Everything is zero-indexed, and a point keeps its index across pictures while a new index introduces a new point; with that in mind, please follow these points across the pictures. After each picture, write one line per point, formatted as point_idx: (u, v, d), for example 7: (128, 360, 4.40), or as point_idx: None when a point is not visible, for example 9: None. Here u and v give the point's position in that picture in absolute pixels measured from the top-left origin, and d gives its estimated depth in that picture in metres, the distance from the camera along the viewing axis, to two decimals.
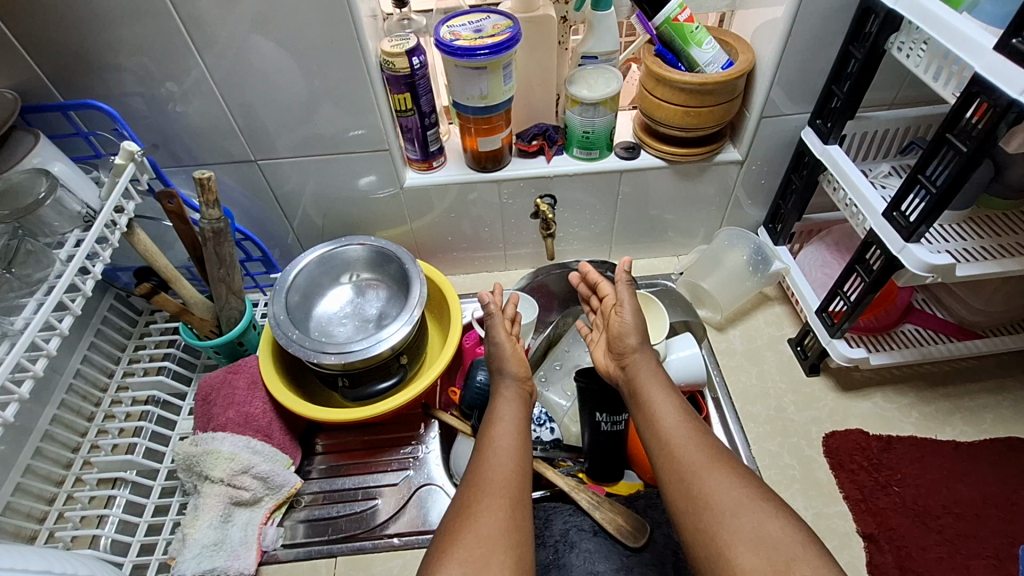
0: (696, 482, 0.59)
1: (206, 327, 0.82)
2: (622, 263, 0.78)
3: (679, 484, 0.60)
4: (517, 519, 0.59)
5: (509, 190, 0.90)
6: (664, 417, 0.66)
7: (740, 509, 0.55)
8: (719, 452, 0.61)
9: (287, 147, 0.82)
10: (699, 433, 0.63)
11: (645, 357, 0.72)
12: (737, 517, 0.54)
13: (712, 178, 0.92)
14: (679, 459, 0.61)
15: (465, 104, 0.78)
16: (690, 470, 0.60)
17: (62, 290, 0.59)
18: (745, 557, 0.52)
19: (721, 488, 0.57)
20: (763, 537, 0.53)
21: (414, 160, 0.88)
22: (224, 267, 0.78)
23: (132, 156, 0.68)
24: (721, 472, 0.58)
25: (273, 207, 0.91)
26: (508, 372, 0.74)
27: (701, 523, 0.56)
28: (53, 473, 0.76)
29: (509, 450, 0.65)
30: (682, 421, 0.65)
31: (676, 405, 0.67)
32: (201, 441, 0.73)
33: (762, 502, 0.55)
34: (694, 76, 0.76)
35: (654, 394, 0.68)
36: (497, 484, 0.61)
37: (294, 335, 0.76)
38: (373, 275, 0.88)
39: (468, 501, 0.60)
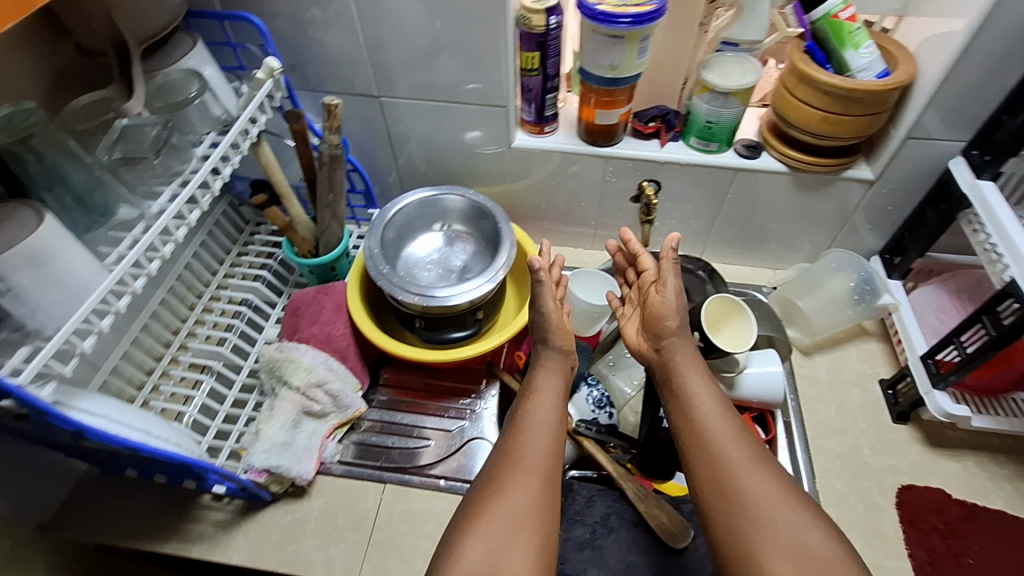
0: (732, 482, 0.56)
1: (305, 247, 0.87)
2: (668, 238, 0.69)
3: (712, 480, 0.58)
4: (546, 497, 0.59)
5: (615, 168, 0.88)
6: (703, 406, 0.63)
7: (778, 518, 0.53)
8: (762, 455, 0.58)
9: (409, 88, 0.84)
10: (740, 432, 0.60)
11: (684, 343, 0.67)
12: (773, 527, 0.52)
13: (833, 194, 0.85)
14: (715, 453, 0.59)
15: (592, 72, 0.76)
16: (727, 467, 0.57)
17: (195, 186, 0.64)
18: (776, 564, 0.51)
19: (760, 491, 0.55)
20: (800, 550, 0.51)
21: (527, 121, 0.87)
22: (333, 193, 0.81)
23: (272, 73, 0.72)
24: (762, 475, 0.56)
25: (383, 145, 0.94)
26: (553, 343, 0.71)
27: (734, 527, 0.54)
28: (154, 349, 0.84)
29: (545, 425, 0.65)
30: (724, 415, 0.62)
31: (716, 398, 0.63)
32: (285, 348, 0.78)
33: (806, 516, 0.53)
34: (843, 79, 0.70)
35: (695, 384, 0.64)
36: (530, 459, 0.61)
37: (384, 271, 0.79)
38: (466, 228, 0.89)
39: (499, 472, 0.60)
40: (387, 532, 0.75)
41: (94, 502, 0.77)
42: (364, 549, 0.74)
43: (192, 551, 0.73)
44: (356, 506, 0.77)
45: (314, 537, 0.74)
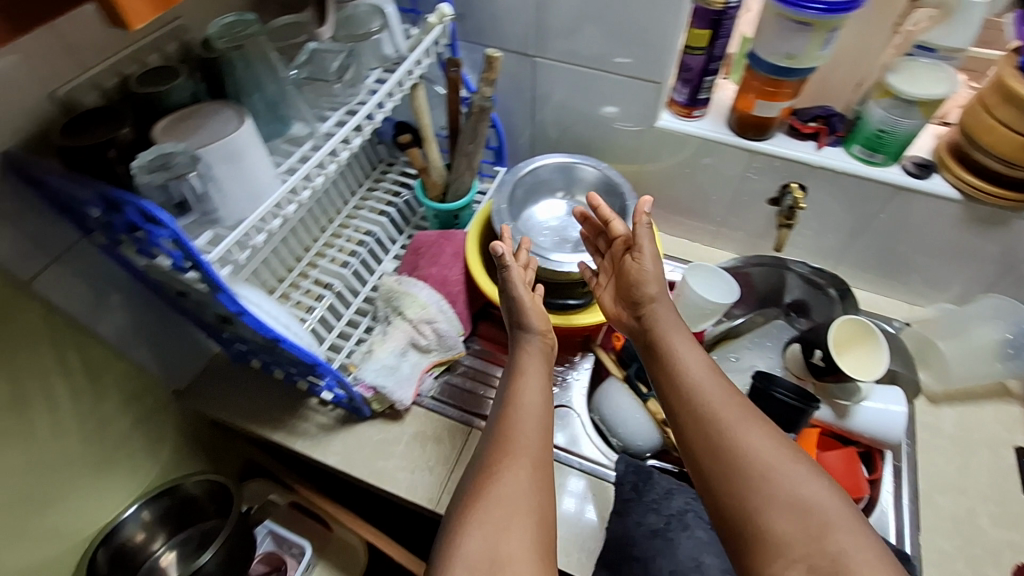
0: (725, 440, 0.57)
1: (435, 190, 0.90)
2: (644, 203, 0.73)
3: (704, 440, 0.58)
4: (540, 481, 0.59)
5: (760, 166, 0.83)
6: (689, 374, 0.63)
7: (776, 475, 0.53)
8: (757, 417, 0.58)
9: (565, 52, 0.84)
10: (731, 395, 0.60)
11: (663, 307, 0.70)
12: (772, 487, 0.53)
13: (1009, 234, 0.76)
14: (708, 415, 0.59)
15: (763, 58, 0.72)
16: (720, 429, 0.58)
17: (363, 115, 0.68)
18: (777, 519, 0.51)
19: (756, 450, 0.55)
20: (805, 506, 0.51)
21: (677, 102, 0.84)
22: (473, 143, 0.84)
23: (443, 19, 0.75)
24: (757, 434, 0.56)
25: (525, 106, 0.95)
26: (532, 326, 0.72)
27: (734, 489, 0.54)
28: (287, 260, 0.91)
29: (535, 407, 0.65)
30: (712, 380, 0.62)
31: (701, 365, 0.63)
32: (404, 282, 0.83)
33: (808, 475, 0.53)
34: None
35: (677, 344, 0.66)
36: (522, 444, 0.61)
37: (508, 227, 0.81)
38: (591, 201, 0.89)
39: (493, 460, 0.59)
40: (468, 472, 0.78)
41: (220, 383, 0.87)
42: (444, 481, 0.78)
43: (297, 444, 0.81)
44: (442, 441, 0.81)
45: (401, 460, 0.79)
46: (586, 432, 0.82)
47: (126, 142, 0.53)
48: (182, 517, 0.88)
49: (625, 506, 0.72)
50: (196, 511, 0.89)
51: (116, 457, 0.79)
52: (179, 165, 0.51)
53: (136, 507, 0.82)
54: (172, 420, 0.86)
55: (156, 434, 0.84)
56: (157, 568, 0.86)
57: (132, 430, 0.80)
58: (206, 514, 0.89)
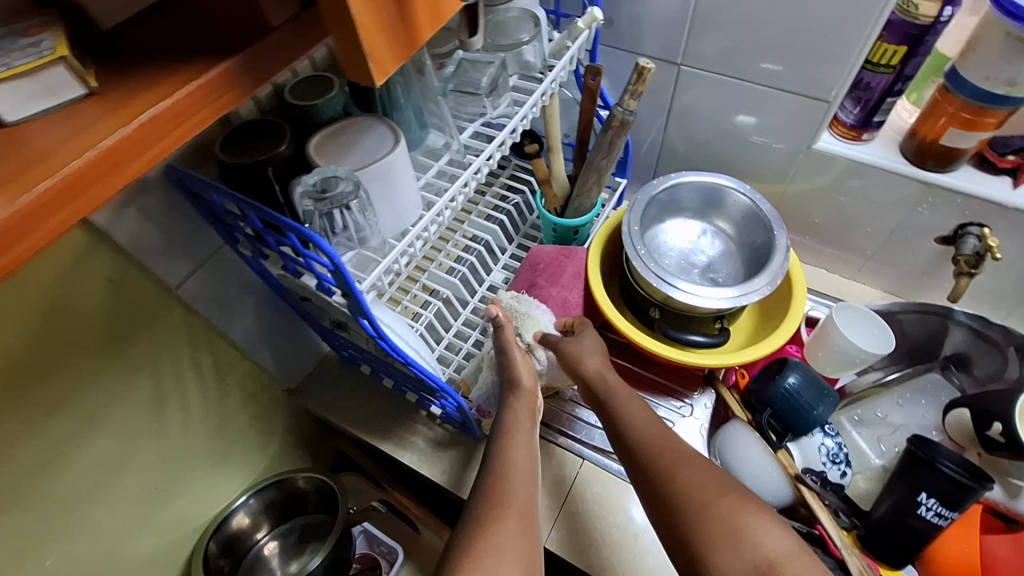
0: (670, 481, 0.56)
1: (555, 204, 0.86)
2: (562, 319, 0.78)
3: (651, 491, 0.58)
4: (526, 539, 0.55)
5: (935, 201, 0.73)
6: (633, 421, 0.63)
7: (711, 502, 0.54)
8: (692, 452, 0.59)
9: (719, 62, 0.76)
10: (671, 436, 0.61)
11: (606, 369, 0.70)
12: (705, 517, 0.53)
13: None
14: (647, 459, 0.59)
15: (967, 82, 0.63)
16: (659, 468, 0.58)
17: (510, 131, 0.63)
18: (721, 556, 0.51)
19: (689, 483, 0.56)
20: (739, 533, 0.51)
21: (843, 124, 0.75)
22: (607, 158, 0.77)
23: (592, 23, 0.68)
24: (693, 466, 0.57)
25: (658, 116, 0.88)
26: (522, 382, 0.70)
27: (677, 526, 0.54)
28: None
29: (524, 464, 0.62)
30: (653, 426, 0.62)
31: (643, 412, 0.64)
32: (522, 301, 0.78)
33: (742, 504, 0.53)
34: None
35: (621, 399, 0.66)
36: (501, 498, 0.58)
37: (641, 251, 0.75)
38: (731, 229, 0.82)
39: (483, 517, 0.55)
40: (579, 507, 0.75)
41: (329, 384, 0.87)
42: (555, 513, 0.75)
43: (406, 457, 0.80)
44: (555, 469, 0.78)
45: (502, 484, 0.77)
46: None
47: (283, 161, 0.51)
48: (285, 508, 0.90)
49: None
50: (298, 505, 0.91)
51: (233, 450, 0.81)
52: (340, 193, 0.48)
53: (245, 497, 0.84)
54: (282, 416, 0.88)
55: (268, 429, 0.86)
56: (261, 556, 0.89)
57: (248, 425, 0.82)
58: (308, 507, 0.91)
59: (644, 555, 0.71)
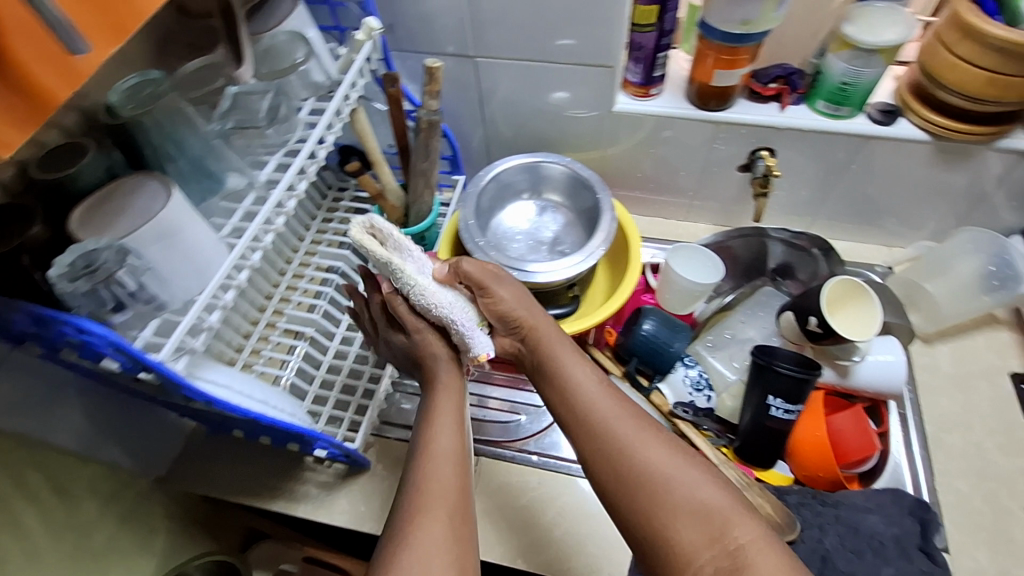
0: (624, 456, 0.56)
1: (396, 215, 0.84)
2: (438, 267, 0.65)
3: (606, 462, 0.57)
4: (462, 532, 0.53)
5: (725, 136, 0.81)
6: (587, 396, 0.61)
7: (673, 478, 0.53)
8: (649, 428, 0.58)
9: (507, 46, 0.79)
10: (627, 414, 0.59)
11: (545, 328, 0.66)
12: (668, 493, 0.52)
13: (974, 167, 0.76)
14: (607, 438, 0.57)
15: (714, 27, 0.68)
16: (618, 447, 0.56)
17: (306, 156, 0.61)
18: (682, 530, 0.51)
19: (652, 462, 0.55)
20: (704, 504, 0.51)
21: (632, 83, 0.80)
22: (428, 161, 0.78)
23: (372, 34, 0.69)
24: (654, 445, 0.56)
25: (472, 108, 0.89)
26: (439, 354, 0.64)
27: (637, 502, 0.54)
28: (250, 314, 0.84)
29: (453, 451, 0.59)
30: (597, 392, 0.61)
31: (596, 388, 0.62)
32: (382, 232, 0.58)
33: (706, 480, 0.53)
34: (1018, 33, 0.60)
35: (566, 364, 0.63)
36: (438, 492, 0.55)
37: (480, 243, 0.76)
38: (563, 200, 0.86)
39: (409, 515, 0.53)
40: (483, 504, 0.75)
41: (202, 458, 0.81)
42: None
43: (299, 509, 0.77)
44: None
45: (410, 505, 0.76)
46: None
47: (38, 244, 0.47)
48: None
49: None
50: None
51: (106, 562, 0.74)
52: (103, 264, 0.45)
53: None
54: (159, 506, 0.81)
55: (145, 525, 0.79)
56: None
57: (116, 529, 0.75)
58: None
59: (552, 528, 0.73)
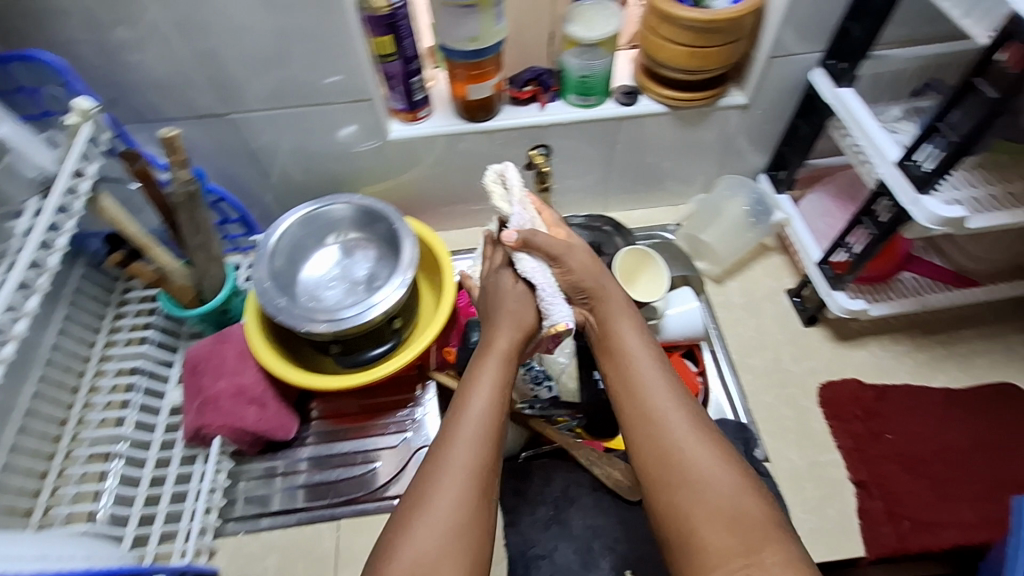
0: (676, 453, 0.53)
1: (188, 296, 0.78)
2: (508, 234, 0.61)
3: (652, 451, 0.54)
4: (484, 504, 0.52)
5: (500, 141, 0.85)
6: (640, 379, 0.58)
7: (708, 483, 0.51)
8: (696, 425, 0.55)
9: (257, 97, 0.76)
10: (674, 407, 0.56)
11: (619, 306, 0.62)
12: (704, 494, 0.51)
13: (713, 124, 0.86)
14: (658, 431, 0.55)
15: (452, 49, 0.70)
16: (659, 442, 0.54)
17: (23, 268, 0.54)
18: (714, 535, 0.49)
19: (694, 462, 0.52)
20: (731, 507, 0.50)
21: (398, 110, 0.81)
22: (202, 233, 0.73)
23: (86, 114, 0.62)
24: (699, 445, 0.53)
25: (247, 164, 0.85)
26: (502, 308, 0.62)
27: (672, 496, 0.52)
28: (42, 449, 0.72)
29: (487, 422, 0.56)
30: (653, 378, 0.58)
31: (654, 372, 0.59)
32: (504, 177, 0.64)
33: (744, 486, 0.51)
34: (701, 13, 0.69)
35: (635, 348, 0.60)
36: (465, 453, 0.54)
37: (281, 303, 0.74)
38: (362, 235, 0.84)
39: (428, 481, 0.52)
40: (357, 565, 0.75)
41: None
42: None
43: None
44: (315, 547, 0.76)
45: None
46: None
47: None
48: None
49: (514, 515, 0.75)
50: None
51: None
52: None
53: None
54: None
55: None
56: None
57: None
58: None
59: None
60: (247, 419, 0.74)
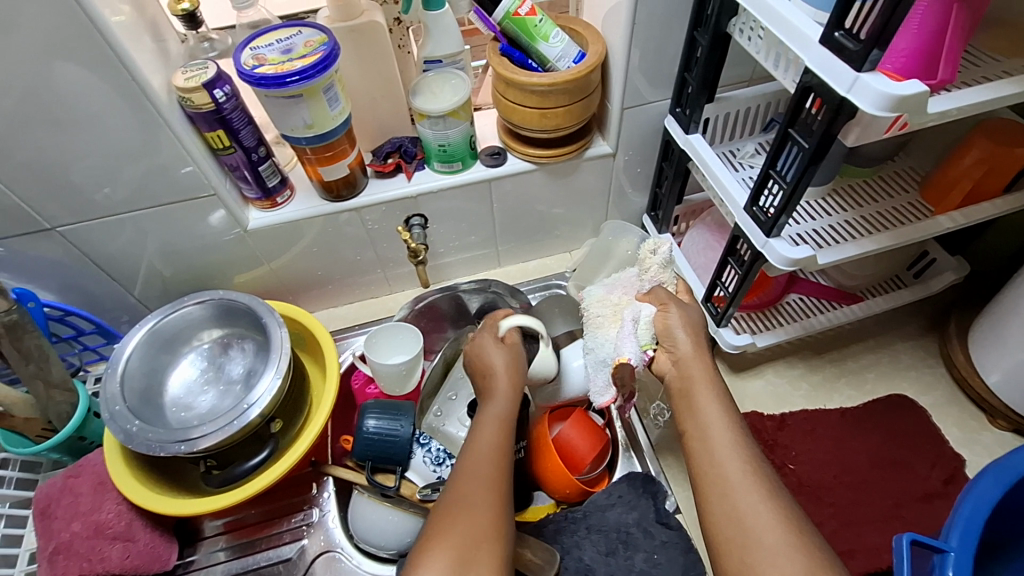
0: (747, 517, 0.49)
1: (35, 428, 0.70)
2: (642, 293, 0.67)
3: (721, 513, 0.51)
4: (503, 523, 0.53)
5: (371, 215, 0.82)
6: (712, 435, 0.55)
7: (781, 556, 0.47)
8: (775, 490, 0.51)
9: (93, 204, 0.70)
10: (748, 470, 0.52)
11: (703, 363, 0.60)
12: (777, 565, 0.46)
13: (585, 174, 0.86)
14: (728, 492, 0.51)
15: (293, 136, 0.68)
16: (735, 507, 0.50)
17: None
18: None
19: (766, 526, 0.49)
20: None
21: (254, 199, 0.77)
22: (36, 361, 0.66)
23: None
24: (773, 510, 0.49)
25: (96, 271, 0.78)
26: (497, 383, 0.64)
27: (745, 559, 0.48)
28: None
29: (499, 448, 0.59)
30: (729, 433, 0.55)
31: (727, 430, 0.55)
32: (659, 248, 0.70)
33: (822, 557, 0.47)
34: (543, 76, 0.69)
35: (706, 401, 0.57)
36: (485, 472, 0.56)
37: (134, 428, 0.67)
38: (230, 331, 0.79)
39: (454, 496, 0.54)
40: None
41: None
42: None
43: None
44: None
45: None
46: (358, 564, 0.76)
47: None
48: None
49: None
50: None
51: None
52: None
53: None
54: None
55: None
56: None
57: None
58: None
59: None
60: (110, 560, 0.66)
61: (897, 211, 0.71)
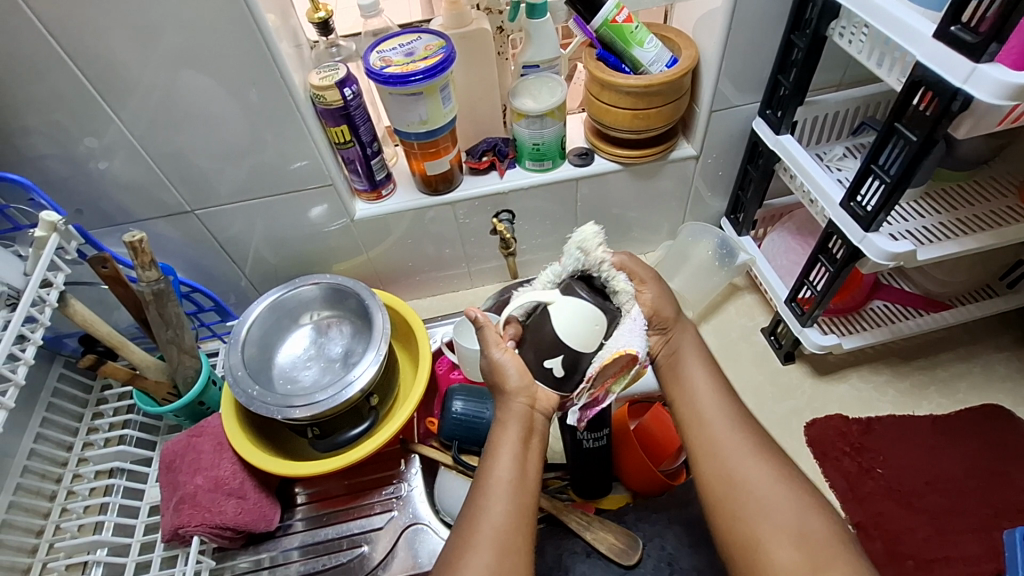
0: (737, 473, 0.53)
1: (162, 391, 0.78)
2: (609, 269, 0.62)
3: (712, 467, 0.55)
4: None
5: (465, 209, 0.87)
6: (701, 400, 0.59)
7: (774, 505, 0.51)
8: (762, 451, 0.55)
9: (227, 191, 0.78)
10: (735, 430, 0.56)
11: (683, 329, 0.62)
12: (768, 517, 0.51)
13: (667, 175, 0.89)
14: (721, 447, 0.55)
15: (407, 131, 0.74)
16: (725, 466, 0.54)
17: None
18: (781, 553, 0.49)
19: (762, 482, 0.52)
20: (802, 535, 0.49)
21: (361, 190, 0.84)
22: (173, 328, 0.74)
23: (54, 226, 0.63)
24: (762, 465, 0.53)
25: (219, 254, 0.87)
26: (510, 387, 0.56)
27: (737, 515, 0.52)
28: (24, 543, 0.69)
29: (508, 486, 0.52)
30: (712, 395, 0.59)
31: (715, 398, 0.59)
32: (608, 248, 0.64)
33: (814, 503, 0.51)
34: (638, 79, 0.73)
35: (691, 368, 0.61)
36: (492, 524, 0.50)
37: (254, 392, 0.73)
38: (333, 313, 0.85)
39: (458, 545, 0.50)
40: None
41: None
42: None
43: None
44: None
45: None
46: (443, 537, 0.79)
47: None
48: None
49: None
50: None
51: None
52: None
53: None
54: None
55: None
56: None
57: None
58: None
59: None
60: (226, 513, 0.72)
61: (995, 214, 0.71)
